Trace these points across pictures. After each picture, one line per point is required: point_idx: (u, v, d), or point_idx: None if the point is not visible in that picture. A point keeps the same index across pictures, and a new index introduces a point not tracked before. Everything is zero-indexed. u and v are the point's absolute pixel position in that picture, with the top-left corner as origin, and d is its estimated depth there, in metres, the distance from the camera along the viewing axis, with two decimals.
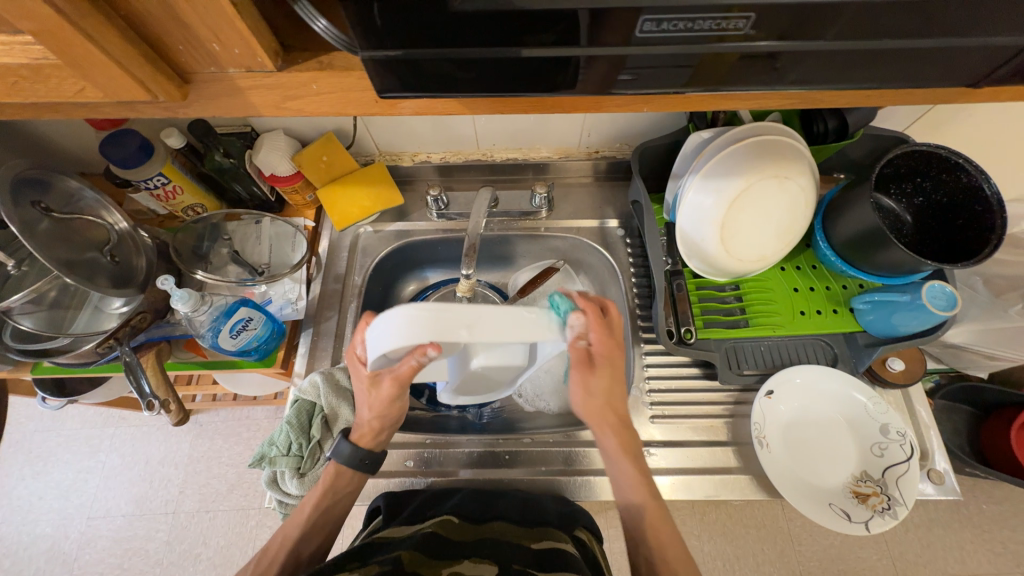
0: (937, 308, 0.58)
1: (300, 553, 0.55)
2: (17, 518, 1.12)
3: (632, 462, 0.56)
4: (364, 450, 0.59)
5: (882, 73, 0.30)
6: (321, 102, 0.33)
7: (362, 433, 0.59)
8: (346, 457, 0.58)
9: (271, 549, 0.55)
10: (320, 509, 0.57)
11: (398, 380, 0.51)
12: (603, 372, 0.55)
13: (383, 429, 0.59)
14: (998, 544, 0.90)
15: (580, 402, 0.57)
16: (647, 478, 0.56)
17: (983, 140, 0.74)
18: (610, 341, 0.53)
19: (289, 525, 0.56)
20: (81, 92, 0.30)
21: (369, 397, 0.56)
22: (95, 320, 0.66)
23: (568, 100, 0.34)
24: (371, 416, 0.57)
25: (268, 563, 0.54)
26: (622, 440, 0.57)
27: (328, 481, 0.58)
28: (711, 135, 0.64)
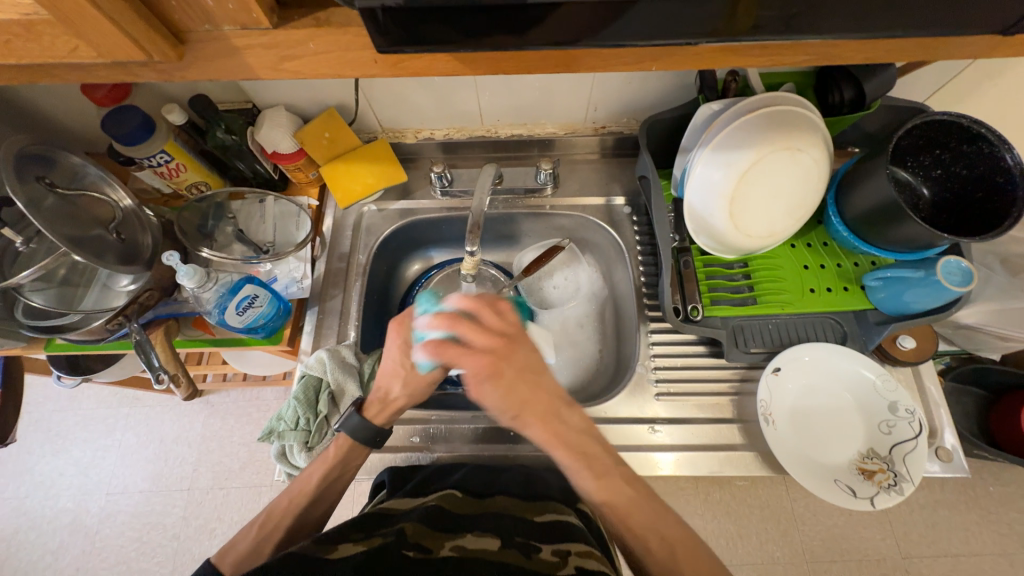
0: (951, 284, 0.56)
1: (306, 518, 0.56)
2: (38, 493, 1.16)
3: (562, 450, 0.51)
4: (379, 425, 0.60)
5: (889, 19, 0.29)
6: (319, 63, 0.33)
7: (378, 408, 0.61)
8: (356, 429, 0.59)
9: (276, 514, 0.55)
10: (327, 480, 0.57)
11: (443, 362, 0.60)
12: (506, 372, 0.50)
13: (402, 410, 0.62)
14: (1003, 525, 0.90)
15: (500, 411, 0.51)
16: (588, 457, 0.51)
17: (1006, 110, 0.71)
18: (485, 351, 0.50)
19: (296, 492, 0.56)
20: (75, 50, 0.30)
21: (407, 373, 0.60)
22: (104, 298, 0.67)
23: (574, 55, 0.33)
24: (399, 393, 0.61)
25: (274, 527, 0.54)
26: (553, 431, 0.51)
27: (340, 453, 0.58)
28: (721, 106, 0.62)
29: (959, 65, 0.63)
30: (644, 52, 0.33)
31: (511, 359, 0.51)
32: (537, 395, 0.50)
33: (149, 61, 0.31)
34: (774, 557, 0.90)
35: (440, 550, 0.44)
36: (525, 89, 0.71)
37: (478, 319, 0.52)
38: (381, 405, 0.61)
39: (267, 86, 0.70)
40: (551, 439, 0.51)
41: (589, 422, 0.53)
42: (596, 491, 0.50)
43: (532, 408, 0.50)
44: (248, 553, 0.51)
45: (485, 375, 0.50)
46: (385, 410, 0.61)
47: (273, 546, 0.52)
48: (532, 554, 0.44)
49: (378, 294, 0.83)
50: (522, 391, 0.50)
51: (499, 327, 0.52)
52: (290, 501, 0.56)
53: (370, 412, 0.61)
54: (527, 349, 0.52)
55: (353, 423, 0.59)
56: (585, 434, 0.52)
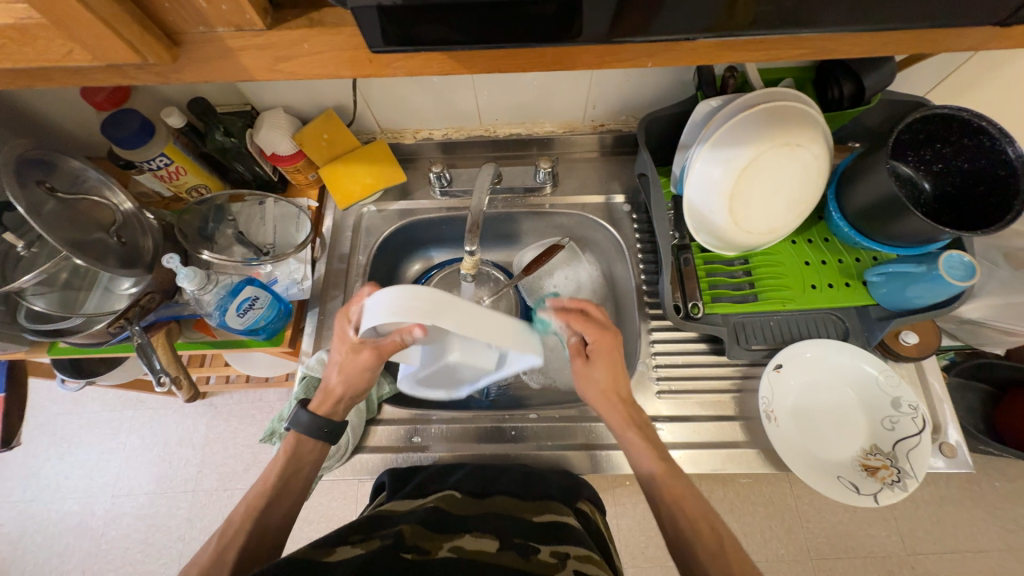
0: (954, 278, 0.56)
1: (267, 525, 0.54)
2: (44, 496, 1.16)
3: (634, 432, 0.56)
4: (321, 417, 0.58)
5: (885, 12, 0.29)
6: (314, 63, 0.33)
7: (320, 396, 0.59)
8: (304, 425, 0.57)
9: (232, 529, 0.53)
10: (281, 479, 0.56)
11: (379, 352, 0.57)
12: (602, 361, 0.58)
13: (344, 399, 0.60)
14: (1010, 521, 0.89)
15: (594, 397, 0.58)
16: (656, 443, 0.56)
17: (1009, 103, 0.71)
18: (606, 335, 0.59)
19: (254, 493, 0.55)
20: (70, 54, 0.30)
21: (345, 362, 0.58)
22: (105, 302, 0.68)
23: (570, 53, 0.33)
24: (338, 381, 0.59)
25: (231, 537, 0.52)
26: (626, 415, 0.57)
27: (289, 449, 0.57)
28: (720, 102, 0.62)
29: (959, 59, 0.63)
30: (640, 49, 0.33)
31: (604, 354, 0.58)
32: (621, 380, 0.58)
33: (144, 64, 0.31)
34: (778, 554, 0.90)
35: (439, 551, 0.44)
36: (524, 88, 0.71)
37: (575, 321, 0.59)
38: (324, 395, 0.59)
39: (265, 89, 0.70)
40: (625, 422, 0.57)
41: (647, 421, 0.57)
42: (659, 474, 0.53)
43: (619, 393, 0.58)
44: (207, 564, 0.49)
45: (597, 358, 0.58)
46: (331, 399, 0.60)
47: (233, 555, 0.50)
48: (530, 555, 0.44)
49: None
50: (620, 376, 0.58)
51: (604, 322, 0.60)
52: (246, 509, 0.54)
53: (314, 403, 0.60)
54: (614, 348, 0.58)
55: (302, 414, 0.58)
56: (647, 424, 0.57)
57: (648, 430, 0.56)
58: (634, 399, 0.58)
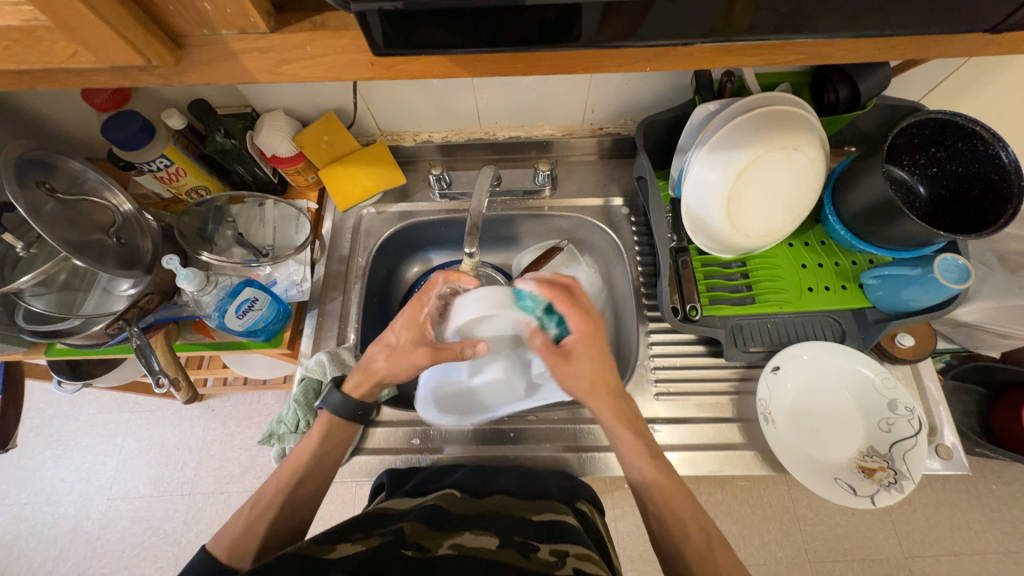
0: (949, 281, 0.57)
1: (300, 498, 0.55)
2: (39, 499, 1.15)
3: (627, 430, 0.55)
4: (350, 399, 0.59)
5: (880, 18, 0.30)
6: (317, 66, 0.33)
7: (357, 379, 0.60)
8: (332, 405, 0.58)
9: (266, 494, 0.55)
10: (317, 454, 0.58)
11: (434, 355, 0.57)
12: (582, 349, 0.56)
13: (377, 386, 0.60)
14: (1006, 524, 0.89)
15: (575, 387, 0.56)
16: (650, 442, 0.55)
17: (1002, 108, 0.72)
18: (586, 319, 0.56)
19: (285, 469, 0.56)
20: (74, 56, 0.30)
21: (399, 351, 0.58)
22: (104, 302, 0.68)
23: (570, 58, 0.34)
24: (384, 368, 0.59)
25: (266, 504, 0.54)
26: (618, 410, 0.56)
27: (323, 430, 0.58)
28: (717, 107, 0.62)
29: (953, 64, 0.64)
30: (639, 54, 0.34)
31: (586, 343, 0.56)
32: (604, 375, 0.56)
33: (147, 66, 0.32)
34: (775, 557, 0.90)
35: (439, 548, 0.44)
36: (523, 92, 0.71)
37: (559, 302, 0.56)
38: (360, 377, 0.60)
39: (265, 91, 0.70)
40: (616, 417, 0.56)
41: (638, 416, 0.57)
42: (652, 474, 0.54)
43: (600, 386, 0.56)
44: (242, 527, 0.51)
45: (577, 343, 0.55)
46: (365, 383, 0.60)
47: (266, 523, 0.52)
48: (530, 553, 0.44)
49: (378, 297, 0.83)
50: (603, 366, 0.56)
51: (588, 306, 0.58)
52: (281, 478, 0.56)
53: (348, 383, 0.61)
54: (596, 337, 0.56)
55: (333, 396, 0.59)
56: (639, 422, 0.57)
57: (641, 425, 0.56)
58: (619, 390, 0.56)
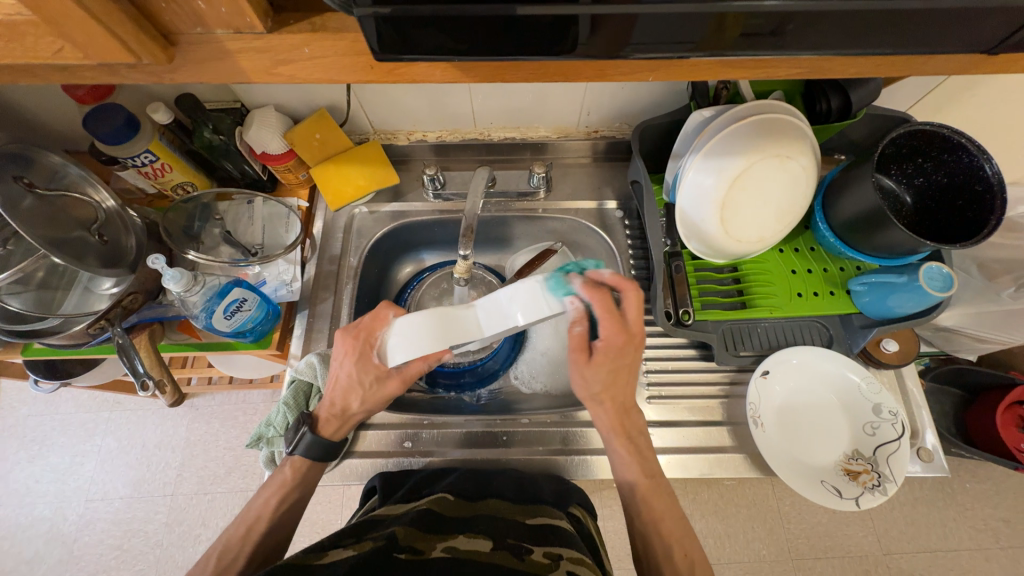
0: (933, 289, 0.58)
1: (268, 543, 0.55)
2: (13, 500, 1.12)
3: (626, 443, 0.57)
4: (326, 438, 0.59)
5: (877, 37, 0.30)
6: (314, 68, 0.32)
7: (335, 424, 0.60)
8: (308, 450, 0.58)
9: (236, 540, 0.54)
10: (283, 507, 0.57)
11: (404, 378, 0.59)
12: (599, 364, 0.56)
13: (350, 421, 0.61)
14: (979, 521, 0.93)
15: (592, 397, 0.58)
16: (644, 455, 0.57)
17: (984, 121, 0.74)
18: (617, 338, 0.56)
19: (248, 519, 0.55)
20: (59, 52, 0.29)
21: (366, 390, 0.59)
22: (84, 302, 0.65)
23: (570, 67, 0.33)
24: (359, 408, 0.60)
25: (235, 554, 0.53)
26: (619, 422, 0.58)
27: (297, 475, 0.58)
28: (712, 113, 0.63)
29: (940, 77, 0.65)
30: (640, 63, 0.34)
31: (624, 357, 0.57)
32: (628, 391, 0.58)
33: (137, 63, 0.30)
34: (759, 555, 0.92)
35: (432, 551, 0.43)
36: (518, 94, 0.71)
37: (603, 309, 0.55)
38: (336, 421, 0.60)
39: (255, 87, 0.69)
40: (617, 430, 0.58)
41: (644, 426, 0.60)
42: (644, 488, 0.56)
43: (621, 403, 0.58)
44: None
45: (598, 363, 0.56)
46: (339, 421, 0.60)
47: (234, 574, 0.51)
48: (524, 555, 0.45)
49: (369, 297, 0.82)
50: (620, 384, 0.58)
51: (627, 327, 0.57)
52: (247, 529, 0.55)
53: (326, 428, 0.60)
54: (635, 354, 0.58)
55: (308, 442, 0.58)
56: (641, 434, 0.59)
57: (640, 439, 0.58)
58: (632, 407, 0.59)
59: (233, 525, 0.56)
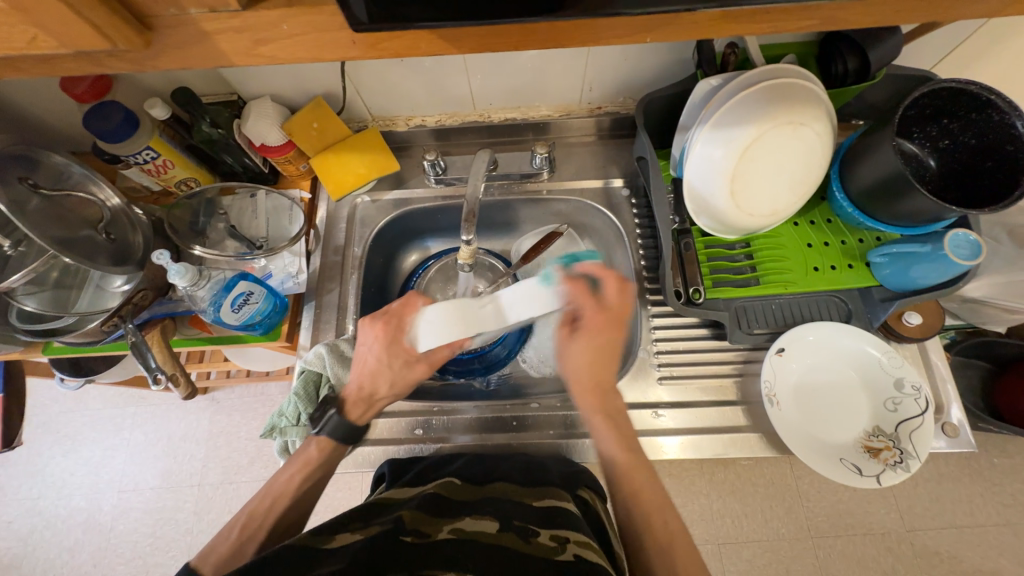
0: (959, 258, 0.55)
1: (288, 519, 0.56)
2: (51, 493, 1.17)
3: (604, 420, 0.58)
4: (351, 423, 0.60)
5: None
6: (296, 46, 0.31)
7: (361, 407, 0.61)
8: (335, 432, 0.59)
9: (256, 518, 0.54)
10: (302, 484, 0.57)
11: (432, 364, 0.62)
12: (585, 334, 0.59)
13: (375, 404, 0.62)
14: (1008, 496, 0.90)
15: (577, 368, 0.59)
16: (624, 435, 0.57)
17: (1015, 76, 0.69)
18: (608, 310, 0.58)
19: (265, 495, 0.56)
20: (35, 41, 0.28)
21: (396, 373, 0.61)
22: (98, 300, 0.66)
23: (559, 31, 0.32)
24: (386, 392, 0.62)
25: (257, 526, 0.54)
26: (599, 401, 0.59)
27: (321, 456, 0.58)
28: (719, 82, 0.60)
29: (968, 30, 0.61)
30: (638, 23, 0.31)
31: (613, 331, 0.59)
32: (606, 369, 0.59)
33: (116, 50, 0.30)
34: (778, 533, 0.91)
35: (439, 533, 0.44)
36: (517, 71, 0.69)
37: (609, 285, 0.59)
38: (358, 401, 0.61)
39: (251, 77, 0.68)
40: (598, 410, 0.59)
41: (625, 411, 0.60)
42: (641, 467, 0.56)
43: (600, 376, 0.59)
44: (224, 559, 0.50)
45: (592, 332, 0.59)
46: (363, 405, 0.61)
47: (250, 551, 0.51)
48: (531, 537, 0.45)
49: (375, 287, 0.82)
50: (603, 364, 0.59)
51: (618, 305, 0.59)
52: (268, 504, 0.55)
53: (352, 411, 0.61)
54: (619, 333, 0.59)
55: (334, 424, 0.59)
56: (621, 415, 0.59)
57: (623, 425, 0.58)
58: (610, 393, 0.59)
59: (256, 499, 0.56)
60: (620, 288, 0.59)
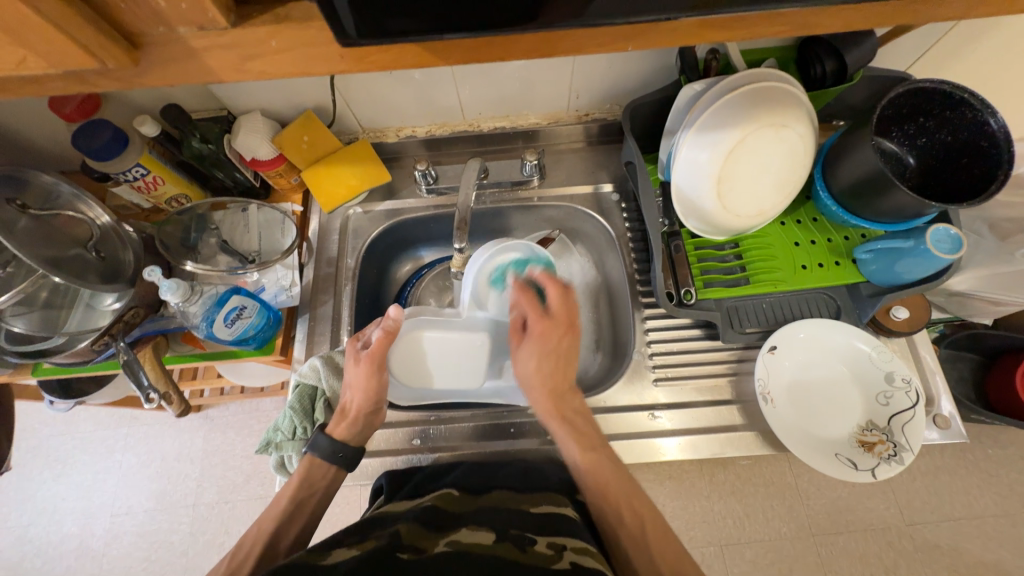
0: (941, 251, 0.56)
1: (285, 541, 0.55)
2: (41, 519, 1.14)
3: (564, 424, 0.58)
4: (338, 441, 0.59)
5: None
6: (284, 61, 0.32)
7: (341, 421, 0.60)
8: (321, 450, 0.58)
9: (247, 540, 0.54)
10: (297, 499, 0.57)
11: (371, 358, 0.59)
12: (535, 343, 0.61)
13: (355, 419, 0.60)
14: (1003, 487, 0.91)
15: (533, 375, 0.61)
16: (580, 433, 0.58)
17: (987, 74, 0.71)
18: (556, 325, 0.62)
19: (265, 518, 0.56)
20: (23, 61, 0.28)
21: (350, 377, 0.60)
22: (88, 318, 0.66)
23: (544, 40, 0.32)
24: (351, 399, 0.60)
25: (246, 553, 0.53)
26: (555, 405, 0.60)
27: (302, 470, 0.58)
28: (703, 86, 0.61)
29: (940, 31, 0.63)
30: (619, 31, 0.32)
31: (561, 338, 0.62)
32: (563, 373, 0.61)
33: (105, 69, 0.30)
34: (780, 533, 0.91)
35: (435, 547, 0.43)
36: (505, 81, 0.70)
37: (550, 292, 0.63)
38: (348, 422, 0.60)
39: (240, 92, 0.69)
40: (552, 411, 0.60)
41: (587, 410, 0.61)
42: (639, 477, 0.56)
43: (553, 382, 0.61)
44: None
45: (543, 338, 0.61)
46: (347, 421, 0.60)
47: (248, 572, 0.51)
48: (528, 546, 0.44)
49: (370, 297, 0.82)
50: (554, 368, 0.61)
51: (565, 310, 0.63)
52: (257, 531, 0.55)
53: (337, 429, 0.60)
54: (571, 337, 0.62)
55: (319, 440, 0.59)
56: (583, 416, 0.60)
57: (585, 427, 0.59)
58: (568, 395, 0.61)
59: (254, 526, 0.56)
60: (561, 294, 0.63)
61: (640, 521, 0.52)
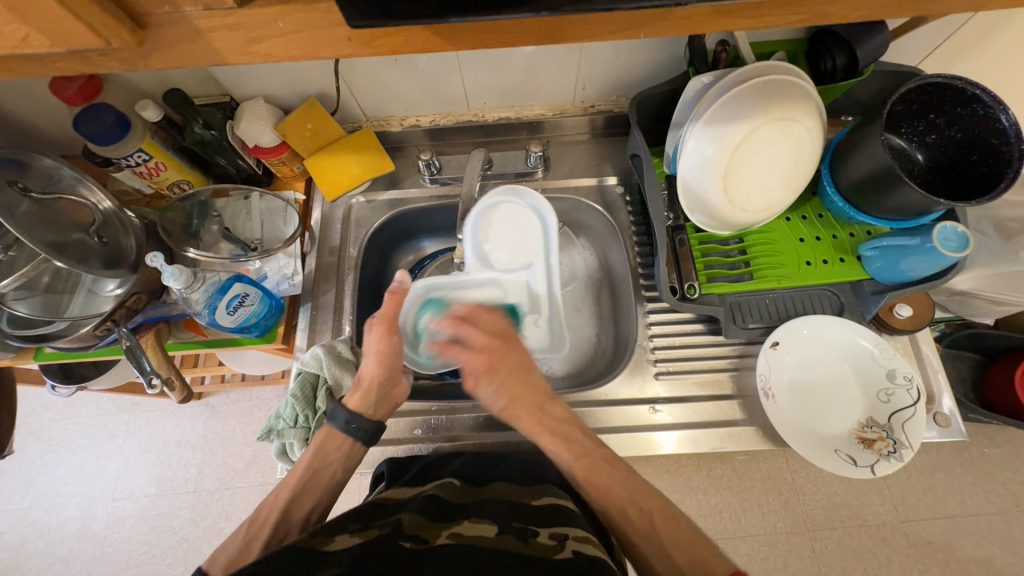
0: (948, 249, 0.56)
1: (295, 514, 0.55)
2: (43, 502, 1.15)
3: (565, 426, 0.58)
4: (354, 411, 0.59)
5: None
6: (290, 44, 0.31)
7: (358, 393, 0.60)
8: (338, 420, 0.59)
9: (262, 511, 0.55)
10: (310, 470, 0.57)
11: (385, 320, 0.60)
12: (489, 377, 0.61)
13: (372, 388, 0.60)
14: (998, 485, 0.91)
15: (500, 405, 0.61)
16: (569, 440, 0.57)
17: (999, 70, 0.70)
18: (485, 352, 0.62)
19: (281, 488, 0.57)
20: (25, 39, 0.28)
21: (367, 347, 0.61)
22: (91, 304, 0.66)
23: (553, 27, 0.32)
24: (368, 368, 0.60)
25: (260, 524, 0.54)
26: (537, 420, 0.59)
27: (314, 442, 0.58)
28: (711, 78, 0.60)
29: (953, 26, 0.62)
30: (631, 18, 0.32)
31: (502, 362, 0.62)
32: (528, 390, 0.60)
33: (109, 48, 0.30)
34: (776, 527, 0.91)
35: (437, 539, 0.44)
36: (511, 70, 0.69)
37: (467, 330, 0.64)
38: (361, 392, 0.60)
39: (243, 77, 0.68)
40: (537, 427, 0.59)
41: (570, 413, 0.60)
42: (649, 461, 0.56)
43: (523, 400, 0.60)
44: (238, 557, 0.51)
45: (490, 365, 0.61)
46: (363, 392, 0.60)
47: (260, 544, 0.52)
48: (530, 538, 0.45)
49: (372, 288, 0.82)
50: (516, 386, 0.60)
51: (492, 330, 0.64)
52: (274, 497, 0.56)
53: (354, 401, 0.60)
54: (517, 352, 0.63)
55: (337, 411, 0.59)
56: (568, 421, 0.59)
57: (569, 435, 0.57)
58: (545, 406, 0.59)
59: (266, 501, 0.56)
60: (471, 330, 0.64)
61: (637, 511, 0.52)
